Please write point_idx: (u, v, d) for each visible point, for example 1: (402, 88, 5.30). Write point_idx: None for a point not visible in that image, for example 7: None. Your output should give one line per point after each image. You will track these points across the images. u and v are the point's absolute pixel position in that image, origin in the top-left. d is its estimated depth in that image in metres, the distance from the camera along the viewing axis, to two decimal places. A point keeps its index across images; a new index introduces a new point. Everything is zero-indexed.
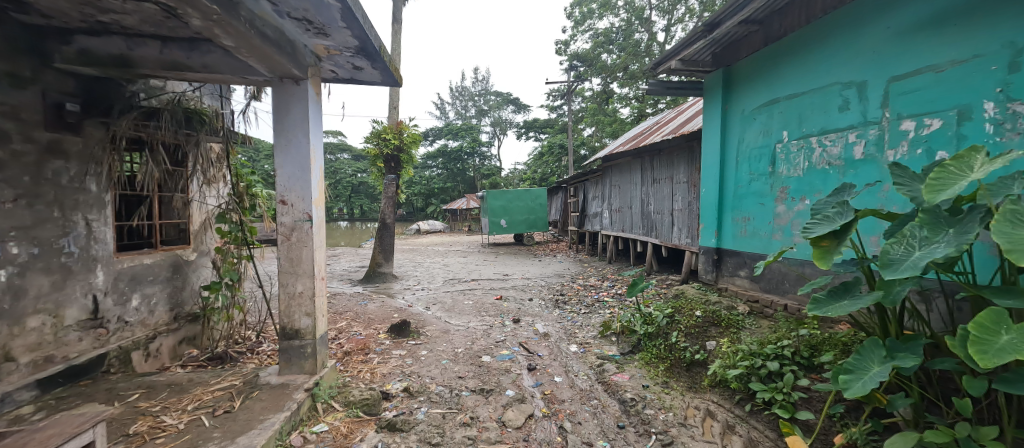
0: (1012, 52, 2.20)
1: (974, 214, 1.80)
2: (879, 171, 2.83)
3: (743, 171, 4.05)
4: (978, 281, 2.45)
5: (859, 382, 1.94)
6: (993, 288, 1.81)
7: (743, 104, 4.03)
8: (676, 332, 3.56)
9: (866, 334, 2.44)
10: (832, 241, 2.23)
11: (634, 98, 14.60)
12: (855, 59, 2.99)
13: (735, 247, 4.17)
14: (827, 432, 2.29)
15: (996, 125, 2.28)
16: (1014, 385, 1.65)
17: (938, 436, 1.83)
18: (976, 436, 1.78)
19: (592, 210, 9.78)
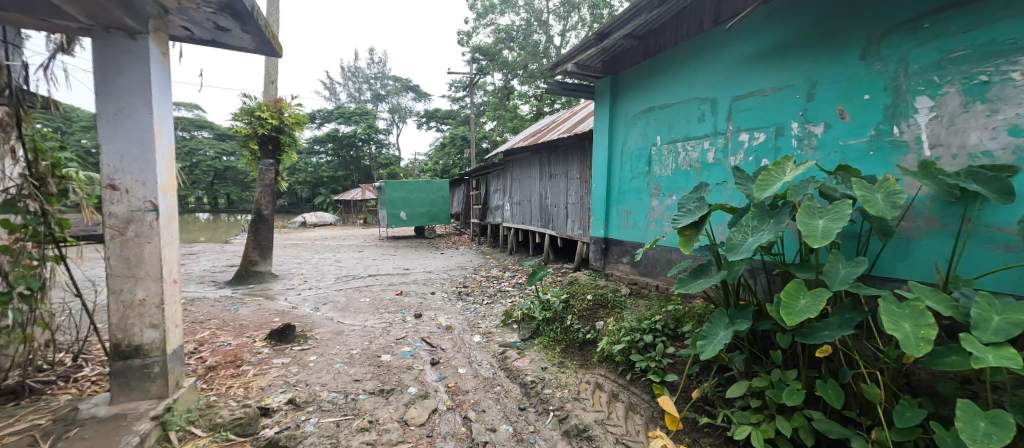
0: (810, 85, 2.70)
1: (786, 207, 2.16)
2: (725, 173, 3.27)
3: (625, 169, 4.39)
4: (788, 260, 3.01)
5: (711, 345, 2.24)
6: (797, 263, 2.23)
7: (626, 109, 4.36)
8: (570, 316, 3.75)
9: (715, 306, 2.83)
10: (693, 230, 2.51)
11: (533, 95, 15.18)
12: (709, 79, 3.40)
13: (619, 237, 4.52)
14: (687, 389, 2.62)
15: (800, 140, 2.77)
16: (809, 337, 2.01)
17: (760, 382, 2.20)
18: (785, 378, 2.17)
19: (494, 203, 9.87)
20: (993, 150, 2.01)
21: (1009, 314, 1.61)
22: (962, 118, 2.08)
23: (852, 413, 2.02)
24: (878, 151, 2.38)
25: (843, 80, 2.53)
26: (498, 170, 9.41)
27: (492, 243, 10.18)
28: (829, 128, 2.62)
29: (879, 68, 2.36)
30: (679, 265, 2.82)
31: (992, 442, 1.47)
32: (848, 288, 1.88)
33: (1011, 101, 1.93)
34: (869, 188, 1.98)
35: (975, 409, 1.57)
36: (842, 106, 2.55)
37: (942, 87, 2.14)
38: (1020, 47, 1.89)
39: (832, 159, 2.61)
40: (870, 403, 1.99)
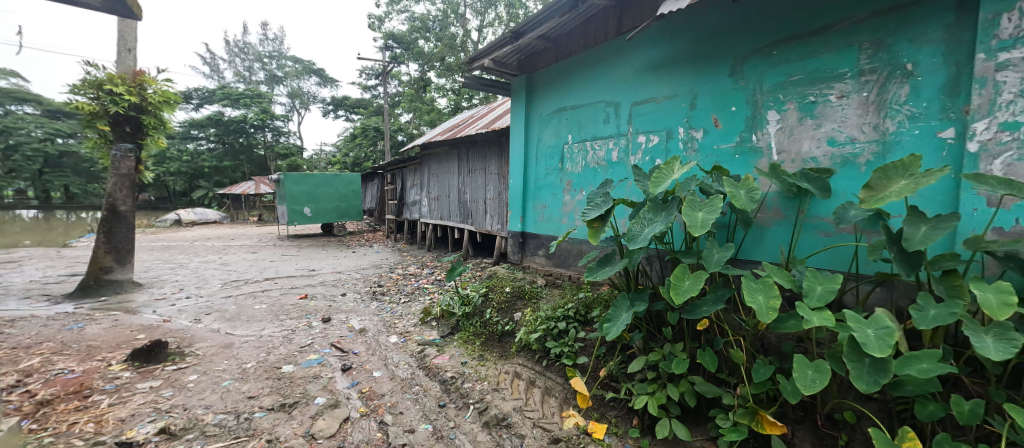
0: (693, 95, 2.90)
1: (674, 201, 2.33)
2: (626, 170, 3.45)
3: (541, 167, 4.45)
4: None
5: (615, 327, 2.37)
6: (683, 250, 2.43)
7: (541, 108, 4.42)
8: (489, 309, 3.71)
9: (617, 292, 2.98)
10: (600, 223, 2.63)
11: (451, 89, 14.90)
12: (613, 84, 3.55)
13: (536, 230, 4.60)
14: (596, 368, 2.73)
15: (686, 143, 2.95)
16: (691, 313, 2.18)
17: (654, 355, 2.35)
18: (673, 350, 2.33)
19: (411, 198, 9.47)
20: (817, 158, 2.28)
21: (827, 283, 1.82)
22: (798, 130, 2.35)
23: (722, 373, 2.18)
24: (742, 155, 2.62)
25: (718, 92, 2.74)
26: (414, 163, 9.03)
27: (410, 239, 9.78)
28: (706, 134, 2.82)
29: (743, 85, 2.61)
30: (589, 255, 2.95)
31: (816, 387, 1.66)
32: (721, 270, 2.09)
33: (830, 118, 2.23)
34: (736, 185, 2.16)
35: (804, 361, 1.75)
36: (717, 115, 2.76)
37: (786, 103, 2.40)
38: (835, 76, 2.20)
39: (710, 161, 2.80)
40: (735, 363, 2.15)
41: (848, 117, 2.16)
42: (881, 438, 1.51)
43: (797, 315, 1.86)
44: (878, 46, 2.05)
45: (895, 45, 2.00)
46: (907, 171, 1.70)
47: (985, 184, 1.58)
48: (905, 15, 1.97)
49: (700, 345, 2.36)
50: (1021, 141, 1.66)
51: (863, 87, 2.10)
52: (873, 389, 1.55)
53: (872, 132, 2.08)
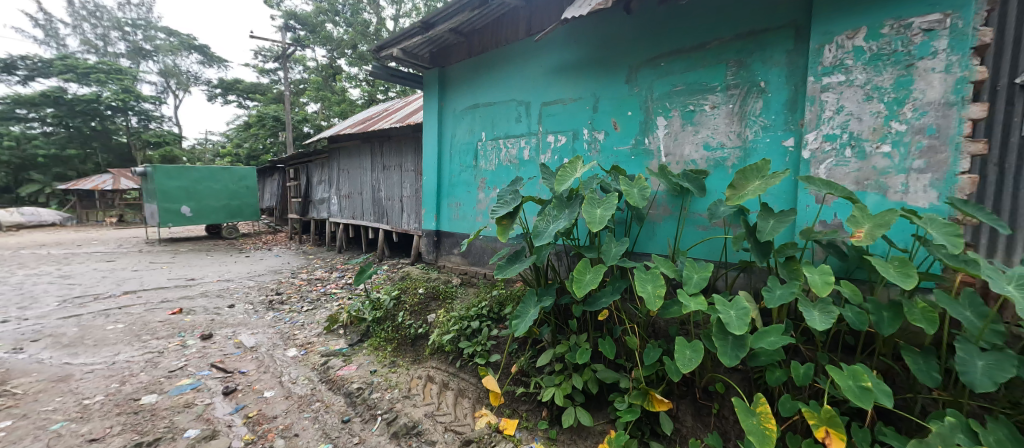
0: (595, 99, 3.08)
1: (577, 198, 2.45)
2: (537, 169, 3.54)
3: (455, 164, 4.35)
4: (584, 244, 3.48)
5: (523, 323, 2.42)
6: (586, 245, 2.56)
7: (454, 103, 4.32)
8: (402, 312, 3.53)
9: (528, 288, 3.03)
10: (509, 220, 2.65)
11: (364, 79, 13.95)
12: (524, 83, 3.62)
13: (450, 229, 4.45)
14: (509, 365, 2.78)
15: (589, 144, 3.13)
16: (591, 305, 2.32)
17: (561, 348, 2.46)
18: (578, 342, 2.45)
19: (317, 196, 8.66)
20: (696, 160, 2.58)
21: (702, 272, 2.06)
22: (681, 135, 2.63)
23: (620, 359, 2.35)
24: (637, 156, 2.85)
25: (617, 97, 2.95)
26: (320, 158, 8.27)
27: (316, 240, 8.94)
28: (607, 136, 3.02)
29: (637, 92, 2.84)
30: (500, 253, 2.96)
31: (693, 365, 1.88)
32: (618, 263, 2.25)
33: (706, 126, 2.53)
34: (629, 184, 2.33)
35: (684, 342, 1.97)
36: (616, 119, 2.97)
37: (672, 111, 2.67)
38: (709, 89, 2.50)
39: (610, 161, 3.00)
40: (630, 349, 2.33)
41: (718, 125, 2.47)
42: (741, 406, 1.74)
43: (678, 301, 2.08)
44: (740, 65, 2.38)
45: (752, 64, 2.33)
46: (760, 173, 2.00)
47: (814, 185, 1.92)
48: (759, 39, 2.31)
49: (601, 334, 2.51)
50: (837, 150, 2.04)
51: (730, 100, 2.42)
52: (735, 362, 1.80)
53: (736, 139, 2.41)
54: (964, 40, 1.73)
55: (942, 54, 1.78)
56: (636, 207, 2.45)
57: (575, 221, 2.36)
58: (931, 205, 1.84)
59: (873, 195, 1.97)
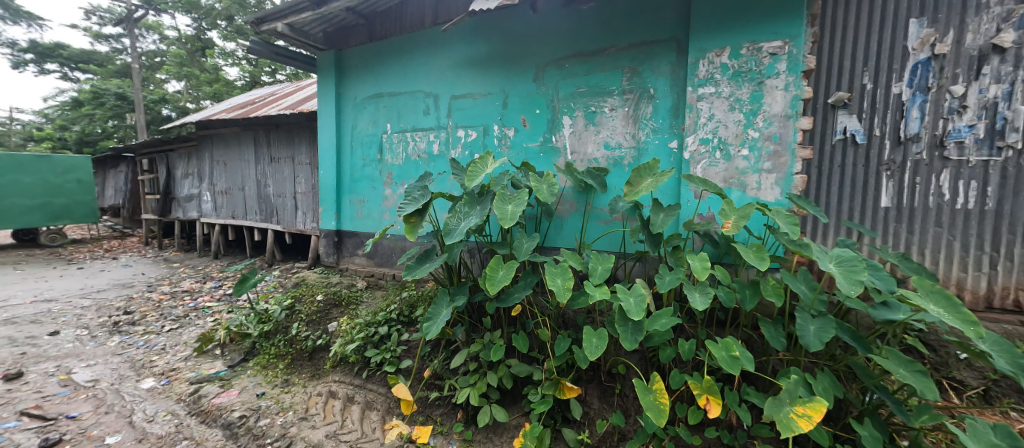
0: (504, 95, 3.11)
1: (489, 194, 2.44)
2: (447, 164, 3.44)
3: (356, 156, 3.98)
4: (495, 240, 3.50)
5: (435, 325, 2.34)
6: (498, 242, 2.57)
7: (354, 91, 3.96)
8: (296, 323, 3.14)
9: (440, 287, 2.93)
10: (418, 217, 2.52)
11: (243, 56, 12.10)
12: (431, 75, 3.48)
13: (353, 228, 4.06)
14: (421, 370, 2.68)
15: (500, 139, 3.15)
16: (504, 302, 2.35)
17: (475, 346, 2.44)
18: (492, 339, 2.46)
19: (182, 192, 7.29)
20: (598, 158, 2.76)
21: (605, 263, 2.21)
22: (585, 134, 2.79)
23: (533, 351, 2.41)
24: (546, 153, 2.96)
25: (525, 95, 3.01)
26: (186, 147, 6.96)
27: (182, 245, 7.54)
28: (516, 132, 3.07)
29: (544, 91, 2.93)
30: (408, 252, 2.82)
31: (598, 352, 2.01)
32: (529, 258, 2.31)
33: (605, 127, 2.72)
34: (539, 180, 2.39)
35: (591, 330, 2.10)
36: (525, 116, 3.03)
37: (575, 111, 2.82)
38: (608, 92, 2.70)
39: (520, 157, 3.07)
40: (542, 341, 2.41)
41: (616, 126, 2.68)
42: (640, 386, 1.91)
43: (585, 292, 2.20)
44: (634, 72, 2.60)
45: (644, 73, 2.57)
46: (651, 172, 2.22)
47: (693, 183, 2.18)
48: (649, 49, 2.55)
49: (514, 329, 2.55)
50: (710, 152, 2.36)
51: (626, 103, 2.64)
52: (634, 345, 1.97)
53: (631, 139, 2.64)
54: (796, 65, 2.13)
55: (783, 75, 2.16)
56: (545, 203, 2.53)
57: (486, 218, 2.36)
58: (777, 199, 2.22)
59: (737, 191, 2.32)
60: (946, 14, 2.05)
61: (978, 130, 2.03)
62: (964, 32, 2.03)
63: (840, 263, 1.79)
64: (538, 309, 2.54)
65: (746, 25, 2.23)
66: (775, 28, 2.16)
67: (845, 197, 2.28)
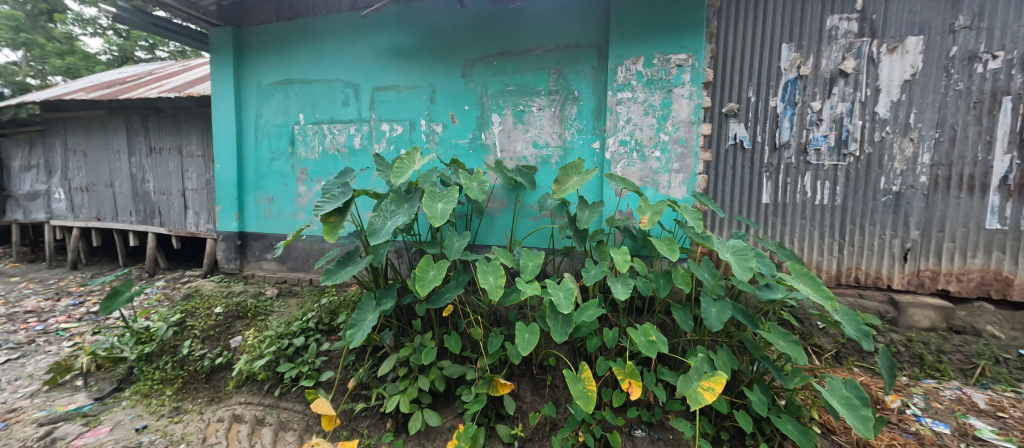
0: (432, 89, 3.01)
1: (417, 192, 2.34)
2: (370, 159, 3.23)
3: (262, 149, 3.54)
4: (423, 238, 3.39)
5: (360, 332, 2.18)
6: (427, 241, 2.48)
7: (257, 75, 3.51)
8: (188, 341, 2.71)
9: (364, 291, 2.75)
10: (338, 217, 2.33)
11: (106, 26, 10.08)
12: (349, 63, 3.23)
13: (259, 230, 3.61)
14: (344, 380, 2.50)
15: (428, 135, 3.05)
16: (435, 302, 2.29)
17: (405, 351, 2.34)
18: (423, 342, 2.37)
19: (20, 188, 5.86)
20: (527, 157, 2.82)
21: (536, 259, 2.25)
22: (513, 132, 2.83)
23: (466, 351, 2.39)
24: (476, 150, 2.94)
25: (454, 90, 2.95)
26: (25, 132, 5.61)
27: (22, 254, 6.07)
28: (445, 128, 3.00)
29: (473, 87, 2.90)
30: (328, 255, 2.61)
31: (530, 346, 2.04)
32: (461, 257, 2.27)
33: (534, 126, 2.78)
34: (469, 178, 2.36)
35: (523, 326, 2.13)
36: (454, 111, 2.97)
37: (505, 109, 2.84)
38: (535, 92, 2.76)
39: (449, 154, 3.01)
40: (475, 340, 2.40)
41: (544, 126, 2.76)
42: (570, 376, 1.96)
43: (517, 288, 2.23)
44: (559, 73, 2.70)
45: (569, 75, 2.68)
46: (577, 170, 2.31)
47: (614, 181, 2.29)
48: (574, 53, 2.66)
49: (446, 330, 2.50)
50: (628, 153, 2.54)
51: (553, 104, 2.73)
52: (564, 337, 2.05)
53: (558, 139, 2.73)
54: (698, 76, 2.39)
55: (688, 85, 2.41)
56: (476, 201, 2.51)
57: (415, 217, 2.25)
58: (684, 196, 2.48)
59: (651, 189, 2.53)
60: (807, 42, 2.44)
61: (831, 139, 2.46)
62: (820, 58, 2.44)
63: (735, 253, 1.98)
64: (470, 308, 2.51)
65: (658, 37, 2.44)
66: (681, 42, 2.40)
67: (736, 194, 2.62)
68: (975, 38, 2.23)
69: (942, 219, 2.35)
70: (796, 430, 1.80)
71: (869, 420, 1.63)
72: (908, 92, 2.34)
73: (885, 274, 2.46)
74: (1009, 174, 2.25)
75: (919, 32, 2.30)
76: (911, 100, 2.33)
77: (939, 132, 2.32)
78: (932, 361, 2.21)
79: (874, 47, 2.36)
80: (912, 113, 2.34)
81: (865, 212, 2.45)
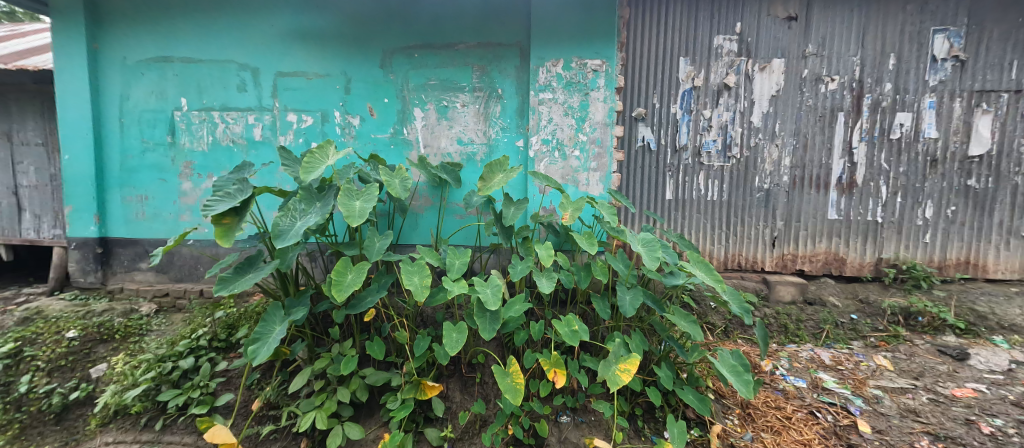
0: (346, 79, 2.79)
1: (331, 189, 2.15)
2: (274, 153, 2.90)
3: (131, 137, 2.96)
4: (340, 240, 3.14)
5: (265, 347, 1.93)
6: (345, 242, 2.30)
7: (120, 49, 2.91)
8: (28, 376, 2.13)
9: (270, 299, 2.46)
10: (235, 218, 2.02)
11: None
12: (245, 43, 2.85)
13: (129, 235, 3.02)
14: (247, 402, 2.22)
15: (342, 128, 2.83)
16: (354, 308, 2.13)
17: (320, 362, 2.15)
18: (342, 350, 2.20)
19: None
20: (452, 153, 2.77)
21: (462, 257, 2.21)
22: (437, 128, 2.76)
23: (390, 356, 2.27)
24: (397, 146, 2.81)
25: (371, 81, 2.77)
26: None
27: None
28: (363, 121, 2.81)
29: (392, 79, 2.76)
30: (222, 262, 2.27)
31: (459, 345, 2.01)
32: (383, 258, 2.14)
33: (458, 122, 2.75)
34: (390, 174, 2.24)
35: (450, 325, 2.08)
36: (372, 104, 2.79)
37: (427, 103, 2.76)
38: (459, 88, 2.72)
39: (368, 149, 2.82)
40: (400, 344, 2.30)
41: (469, 122, 2.74)
42: (499, 371, 1.97)
43: (443, 287, 2.17)
44: (482, 71, 2.70)
45: (492, 73, 2.70)
46: (502, 168, 2.34)
47: (537, 178, 2.36)
48: (497, 51, 2.68)
49: (369, 336, 2.37)
50: (550, 152, 2.64)
51: (478, 101, 2.72)
52: (492, 334, 2.04)
53: (483, 136, 2.74)
54: (611, 82, 2.58)
55: (603, 89, 2.58)
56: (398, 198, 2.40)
57: (329, 216, 2.06)
58: (601, 193, 2.66)
59: (572, 187, 2.66)
60: (699, 56, 2.77)
61: (719, 143, 2.84)
62: (709, 72, 2.78)
63: (644, 244, 2.16)
64: (394, 311, 2.40)
65: (575, 41, 2.56)
66: (596, 49, 2.55)
67: (644, 192, 2.88)
68: (820, 63, 2.75)
69: (798, 211, 2.86)
70: (696, 399, 2.04)
71: (749, 383, 1.91)
72: (775, 106, 2.79)
73: (759, 258, 2.93)
74: (842, 175, 2.82)
75: (782, 56, 2.75)
76: (776, 112, 2.79)
77: (796, 140, 2.81)
78: (793, 328, 2.66)
79: (750, 65, 2.76)
80: (777, 123, 2.80)
81: (744, 206, 2.87)
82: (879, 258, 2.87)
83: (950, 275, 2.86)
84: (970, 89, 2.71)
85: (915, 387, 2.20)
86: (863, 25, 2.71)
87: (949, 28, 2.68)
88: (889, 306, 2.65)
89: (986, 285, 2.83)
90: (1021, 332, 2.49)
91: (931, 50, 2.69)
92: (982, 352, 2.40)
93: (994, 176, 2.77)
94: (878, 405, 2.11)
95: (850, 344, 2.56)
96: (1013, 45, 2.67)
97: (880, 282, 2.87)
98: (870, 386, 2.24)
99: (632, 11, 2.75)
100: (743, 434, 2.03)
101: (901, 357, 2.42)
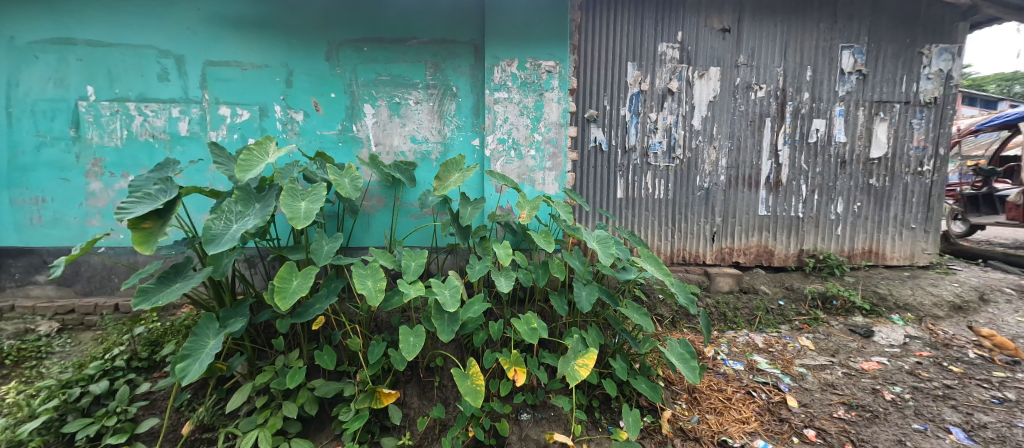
0: (287, 71, 2.60)
1: (273, 189, 1.98)
2: (203, 150, 2.64)
3: (22, 130, 2.54)
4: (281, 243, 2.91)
5: (197, 364, 1.73)
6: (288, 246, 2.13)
7: (8, 27, 2.49)
8: None
9: (201, 311, 2.23)
10: (156, 221, 1.81)
11: None
12: (167, 28, 2.56)
13: (20, 243, 2.59)
14: (176, 425, 1.99)
15: (284, 124, 2.64)
16: (301, 316, 1.98)
17: (263, 376, 1.98)
18: (289, 363, 2.04)
19: None
20: (405, 152, 2.69)
21: (418, 259, 2.13)
22: (389, 126, 2.66)
23: (342, 365, 2.16)
24: (346, 143, 2.67)
25: (316, 74, 2.61)
26: None
27: None
28: (307, 117, 2.64)
29: (340, 73, 2.62)
30: (142, 271, 2.02)
31: (416, 350, 1.93)
32: (332, 262, 2.00)
33: (411, 120, 2.67)
34: (339, 173, 2.12)
35: (407, 329, 1.99)
36: (317, 98, 2.63)
37: (378, 100, 2.65)
38: (412, 85, 2.64)
39: (313, 146, 2.66)
40: (352, 352, 2.19)
41: (422, 120, 2.67)
42: (458, 374, 1.92)
43: (398, 290, 2.08)
44: (436, 68, 2.64)
45: (446, 70, 2.65)
46: (458, 167, 2.29)
47: (494, 177, 2.34)
48: (450, 48, 2.64)
49: (317, 345, 2.23)
50: (506, 151, 2.64)
51: (431, 98, 2.66)
52: (451, 336, 1.99)
53: (437, 135, 2.69)
54: (564, 83, 2.63)
55: (557, 89, 2.63)
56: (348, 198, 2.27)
57: (270, 219, 1.89)
58: (556, 192, 2.71)
59: (528, 186, 2.69)
60: (645, 62, 2.92)
61: (664, 144, 3.00)
62: (654, 77, 2.94)
63: (600, 240, 2.22)
64: (345, 318, 2.28)
65: (529, 42, 2.58)
66: (550, 51, 2.60)
67: (597, 190, 2.98)
68: (750, 73, 3.00)
69: (734, 209, 3.11)
70: (648, 387, 2.11)
71: (695, 369, 2.03)
72: (712, 110, 3.00)
73: (700, 253, 3.14)
74: (770, 175, 3.10)
75: (717, 64, 2.97)
76: (714, 117, 3.01)
77: (731, 142, 3.04)
78: (730, 315, 2.88)
79: (690, 72, 2.96)
80: (715, 126, 3.02)
81: (687, 204, 3.07)
82: (801, 249, 3.20)
83: (857, 263, 3.26)
84: (871, 100, 3.10)
85: (833, 363, 2.47)
86: (785, 40, 3.00)
87: (854, 45, 3.04)
88: (809, 291, 2.96)
89: (885, 271, 3.26)
90: (912, 310, 2.89)
91: (841, 64, 3.05)
92: (884, 329, 2.75)
93: (890, 175, 3.19)
94: (804, 381, 2.34)
95: (779, 328, 2.83)
96: (902, 63, 3.09)
97: (801, 271, 3.20)
98: (797, 364, 2.48)
99: (583, 14, 2.83)
100: (690, 417, 2.15)
101: (821, 337, 2.72)
